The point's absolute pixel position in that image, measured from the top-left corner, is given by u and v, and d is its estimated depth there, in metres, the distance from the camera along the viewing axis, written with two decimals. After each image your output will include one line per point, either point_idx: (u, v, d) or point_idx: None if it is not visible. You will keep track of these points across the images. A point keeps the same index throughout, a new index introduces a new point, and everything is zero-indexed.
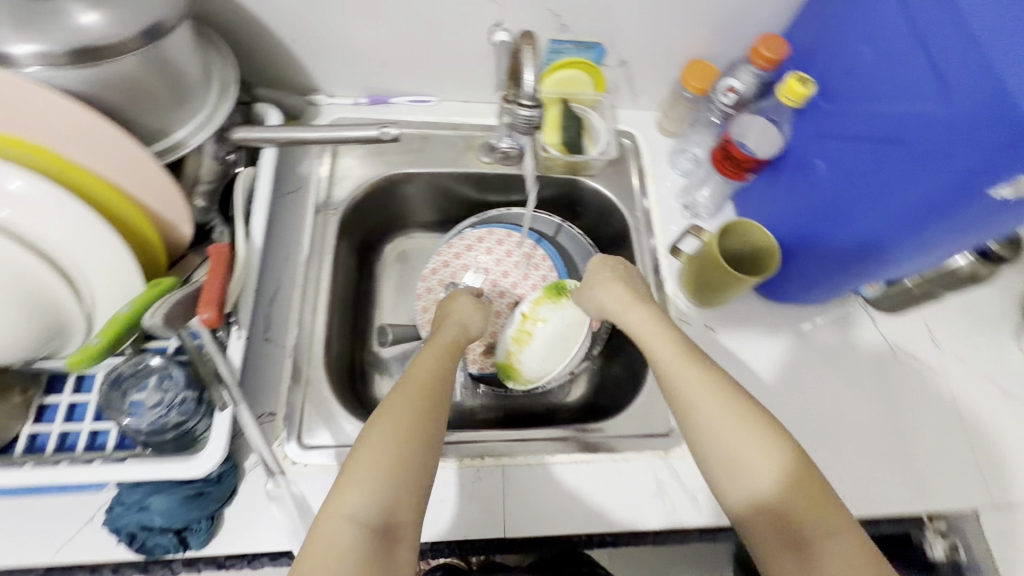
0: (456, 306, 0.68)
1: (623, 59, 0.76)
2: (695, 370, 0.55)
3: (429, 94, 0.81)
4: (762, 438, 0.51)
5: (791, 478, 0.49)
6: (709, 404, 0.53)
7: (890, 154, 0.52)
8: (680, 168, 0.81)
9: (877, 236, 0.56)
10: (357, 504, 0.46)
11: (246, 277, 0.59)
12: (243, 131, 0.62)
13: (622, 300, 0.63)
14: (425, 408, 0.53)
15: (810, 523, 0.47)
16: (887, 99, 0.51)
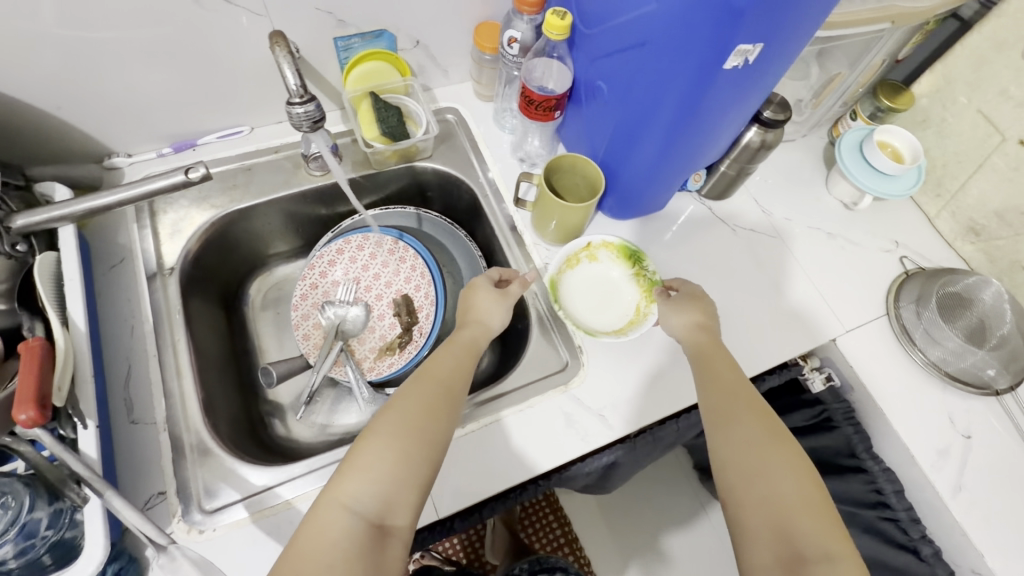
0: (478, 291, 0.67)
1: (416, 39, 0.77)
2: (722, 363, 0.61)
3: (238, 125, 0.78)
4: (769, 435, 0.54)
5: (788, 473, 0.51)
6: (728, 390, 0.58)
7: (641, 58, 0.58)
8: (507, 126, 0.84)
9: (691, 141, 0.63)
10: (357, 491, 0.48)
11: (78, 365, 0.54)
12: (24, 217, 0.57)
13: (693, 305, 0.67)
14: (441, 409, 0.55)
15: (794, 509, 0.49)
16: (621, 12, 0.57)
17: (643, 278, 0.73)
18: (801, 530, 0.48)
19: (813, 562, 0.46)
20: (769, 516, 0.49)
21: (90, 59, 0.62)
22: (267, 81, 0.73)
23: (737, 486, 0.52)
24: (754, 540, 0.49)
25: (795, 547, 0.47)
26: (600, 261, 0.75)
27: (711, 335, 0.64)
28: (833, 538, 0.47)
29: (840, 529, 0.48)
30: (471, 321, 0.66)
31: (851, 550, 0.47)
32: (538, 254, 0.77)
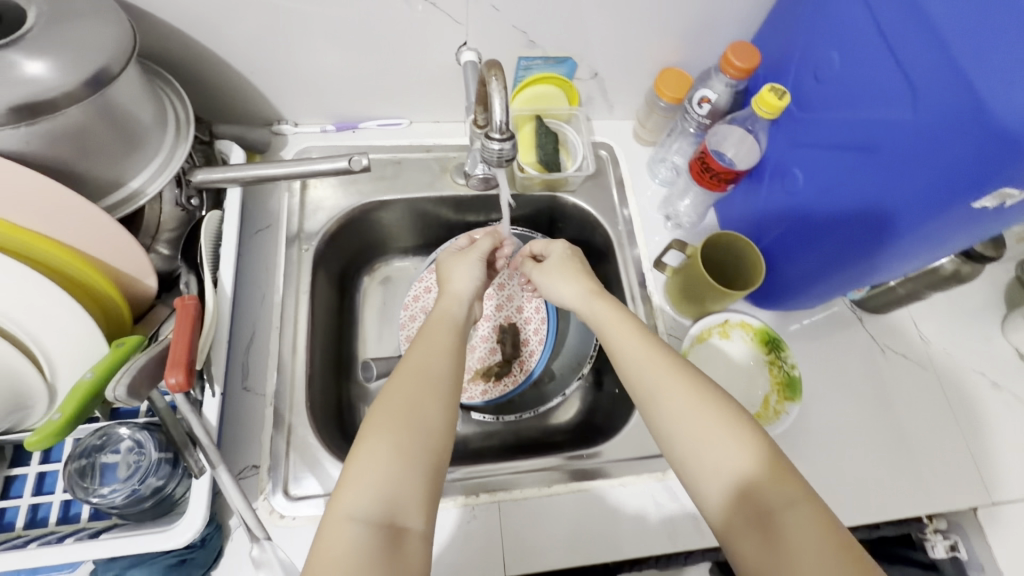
0: (446, 263, 0.65)
1: (596, 71, 0.74)
2: (636, 341, 0.53)
3: (399, 117, 0.79)
4: (700, 396, 0.48)
5: (730, 429, 0.46)
6: (643, 361, 0.52)
7: (864, 161, 0.52)
8: (660, 177, 0.79)
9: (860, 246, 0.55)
10: (358, 498, 0.42)
11: (218, 328, 0.56)
12: (204, 172, 0.59)
13: (562, 267, 0.64)
14: (423, 394, 0.48)
15: (744, 463, 0.44)
16: (861, 107, 0.52)
17: (779, 368, 0.67)
18: (759, 493, 0.43)
19: (789, 528, 0.41)
20: (733, 483, 0.44)
21: (294, 33, 0.63)
22: (441, 83, 0.73)
23: (698, 477, 0.46)
24: (733, 522, 0.43)
25: (768, 517, 0.42)
26: (733, 342, 0.70)
27: (591, 290, 0.60)
28: (787, 491, 0.43)
29: (788, 470, 0.44)
30: (450, 297, 0.60)
31: (820, 508, 0.42)
32: (664, 321, 0.71)
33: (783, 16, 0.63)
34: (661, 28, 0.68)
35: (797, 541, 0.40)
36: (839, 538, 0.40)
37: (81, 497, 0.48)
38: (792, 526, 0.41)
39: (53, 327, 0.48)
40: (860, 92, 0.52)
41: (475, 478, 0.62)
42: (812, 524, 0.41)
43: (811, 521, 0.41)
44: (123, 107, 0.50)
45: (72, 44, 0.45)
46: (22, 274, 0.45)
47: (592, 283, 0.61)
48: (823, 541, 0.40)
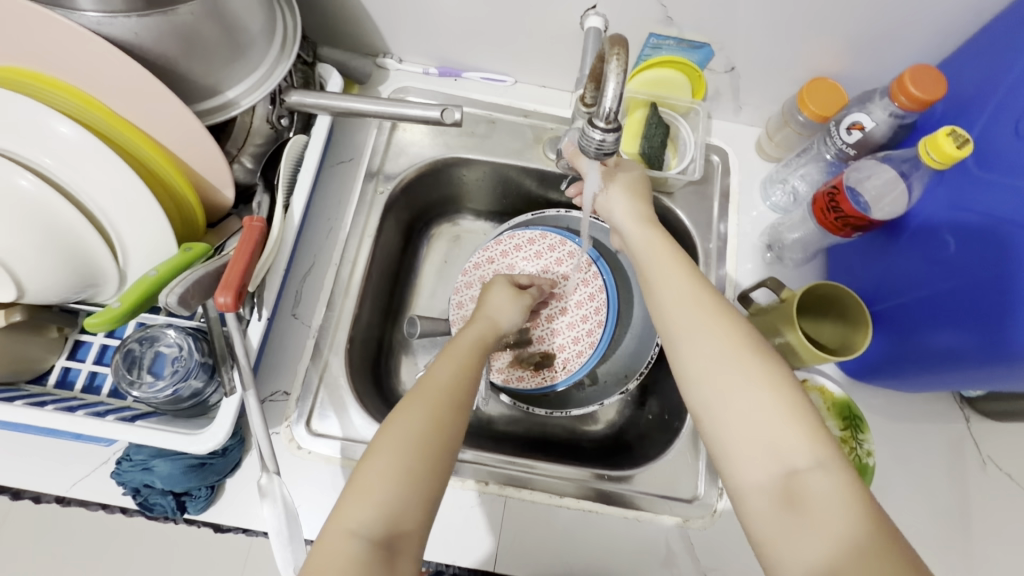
0: (491, 287, 0.64)
1: (733, 65, 0.65)
2: (686, 280, 0.49)
3: (505, 74, 0.74)
4: (740, 344, 0.44)
5: (769, 377, 0.42)
6: (692, 297, 0.48)
7: None
8: (772, 201, 0.70)
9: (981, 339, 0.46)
10: (363, 515, 0.40)
11: (278, 255, 0.56)
12: (299, 95, 0.59)
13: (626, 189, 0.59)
14: (442, 415, 0.45)
15: (783, 416, 0.41)
16: None
17: (851, 452, 0.58)
18: (787, 448, 0.40)
19: (815, 487, 0.38)
20: (764, 443, 0.40)
21: None
22: (558, 45, 0.67)
23: (727, 425, 0.42)
24: (753, 476, 0.40)
25: (793, 475, 0.39)
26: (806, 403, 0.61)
27: (653, 225, 0.56)
28: (817, 451, 0.39)
29: (823, 430, 0.40)
30: (481, 321, 0.58)
31: (850, 474, 0.38)
32: None
33: (993, 43, 0.50)
34: (826, 30, 0.57)
35: (819, 507, 0.37)
36: (865, 506, 0.37)
37: (122, 387, 0.50)
38: (819, 487, 0.38)
39: (133, 220, 0.49)
40: None
41: (488, 466, 0.60)
42: (837, 488, 0.37)
43: (840, 486, 0.38)
44: (234, 15, 0.49)
45: None
46: (110, 164, 0.47)
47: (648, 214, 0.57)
48: (850, 504, 0.37)
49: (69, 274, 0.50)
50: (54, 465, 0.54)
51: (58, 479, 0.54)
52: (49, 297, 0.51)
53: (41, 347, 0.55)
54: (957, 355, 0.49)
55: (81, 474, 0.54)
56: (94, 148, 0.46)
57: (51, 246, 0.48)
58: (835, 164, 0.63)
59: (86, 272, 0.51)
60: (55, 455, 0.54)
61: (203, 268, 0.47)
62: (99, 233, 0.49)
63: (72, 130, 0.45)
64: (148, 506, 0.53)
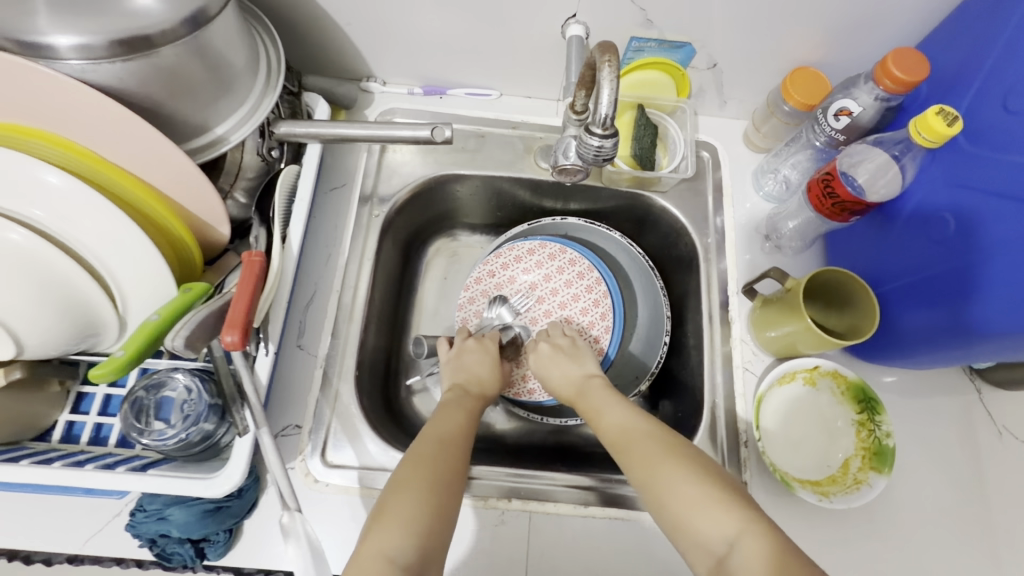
0: (465, 353, 0.65)
1: (715, 62, 0.65)
2: (614, 408, 0.56)
3: (489, 88, 0.74)
4: (656, 448, 0.51)
5: (686, 471, 0.48)
6: (617, 422, 0.55)
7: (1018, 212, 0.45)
8: (765, 191, 0.71)
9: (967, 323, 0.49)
10: (400, 544, 0.44)
11: (280, 287, 0.55)
12: (287, 125, 0.58)
13: (554, 358, 0.64)
14: (453, 457, 0.51)
15: (700, 503, 0.46)
16: None
17: (869, 434, 0.58)
18: (711, 532, 0.45)
19: (737, 562, 0.43)
20: (697, 537, 0.45)
21: None
22: (541, 56, 0.68)
23: (666, 520, 0.47)
24: (698, 566, 0.45)
25: (722, 560, 0.44)
26: (816, 387, 0.61)
27: (586, 377, 0.62)
28: (735, 527, 0.44)
29: (736, 505, 0.45)
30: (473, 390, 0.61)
31: (764, 536, 0.43)
32: (740, 353, 0.65)
33: (973, 22, 0.51)
34: (804, 22, 0.58)
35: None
36: (787, 567, 0.41)
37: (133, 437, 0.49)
38: (740, 560, 0.43)
39: (131, 267, 0.48)
40: None
41: (509, 482, 0.59)
42: (759, 554, 0.42)
43: (755, 556, 0.42)
44: (219, 51, 0.49)
45: None
46: (102, 211, 0.46)
47: (579, 371, 0.63)
48: (769, 567, 0.41)
49: (67, 326, 0.48)
50: (64, 523, 0.53)
51: (70, 537, 0.52)
52: (49, 351, 0.49)
53: (44, 403, 0.54)
54: (954, 333, 0.50)
55: (94, 529, 0.53)
56: (84, 195, 0.45)
57: (47, 299, 0.46)
58: (824, 151, 0.64)
59: (86, 323, 0.49)
60: (64, 513, 0.53)
61: (206, 307, 0.45)
62: (96, 282, 0.48)
63: (59, 179, 0.44)
64: (167, 555, 0.51)
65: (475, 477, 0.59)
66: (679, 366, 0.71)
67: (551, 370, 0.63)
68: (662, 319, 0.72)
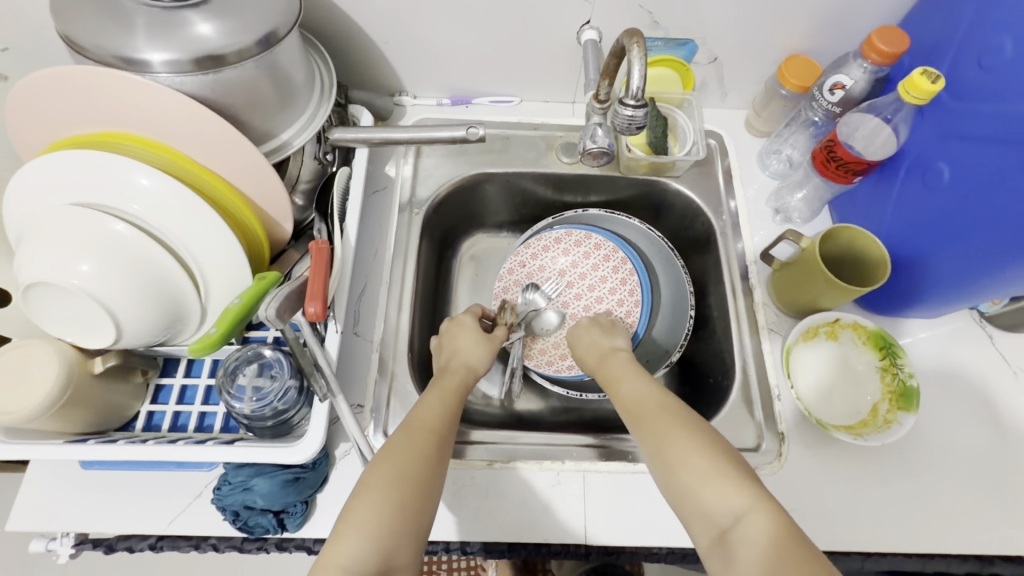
0: (448, 333, 0.67)
1: (716, 55, 0.73)
2: (635, 382, 0.58)
3: (510, 94, 0.81)
4: (671, 422, 0.52)
5: (698, 446, 0.49)
6: (637, 394, 0.57)
7: (1005, 155, 0.50)
8: (771, 169, 0.77)
9: (969, 264, 0.56)
10: (354, 551, 0.44)
11: (342, 276, 0.61)
12: (340, 131, 0.65)
13: (586, 328, 0.69)
14: (425, 451, 0.51)
15: (708, 478, 0.47)
16: (1013, 98, 0.49)
17: (892, 377, 0.62)
18: (715, 507, 0.46)
19: (740, 537, 0.44)
20: (701, 510, 0.47)
21: (431, 10, 0.67)
22: (559, 61, 0.75)
23: (674, 492, 0.49)
24: (700, 538, 0.47)
25: (725, 532, 0.45)
26: (840, 340, 0.66)
27: (613, 347, 0.66)
28: (741, 504, 0.45)
29: (746, 483, 0.46)
30: (454, 364, 0.63)
31: (771, 514, 0.44)
32: (765, 316, 0.70)
33: None
34: (795, 13, 0.66)
35: (748, 554, 0.43)
36: (790, 545, 0.42)
37: (225, 403, 0.53)
38: (743, 534, 0.44)
39: (214, 257, 0.54)
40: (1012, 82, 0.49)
41: (560, 445, 0.64)
42: (761, 532, 0.43)
43: (758, 531, 0.43)
44: (285, 66, 0.56)
45: (249, 9, 0.51)
46: (191, 206, 0.51)
47: (606, 344, 0.66)
48: (772, 545, 0.42)
49: (158, 314, 0.53)
50: (150, 505, 0.56)
51: (156, 518, 0.56)
52: (138, 340, 0.54)
53: (128, 393, 0.58)
54: (963, 272, 0.56)
55: (178, 509, 0.56)
56: (176, 192, 0.51)
57: (143, 288, 0.51)
58: (822, 127, 0.71)
59: (173, 312, 0.54)
60: (149, 496, 0.56)
61: (287, 285, 0.51)
62: (184, 270, 0.53)
63: (153, 179, 0.50)
64: (248, 528, 0.55)
65: (531, 443, 0.64)
66: (706, 337, 0.76)
67: (584, 339, 0.68)
68: (685, 295, 0.77)
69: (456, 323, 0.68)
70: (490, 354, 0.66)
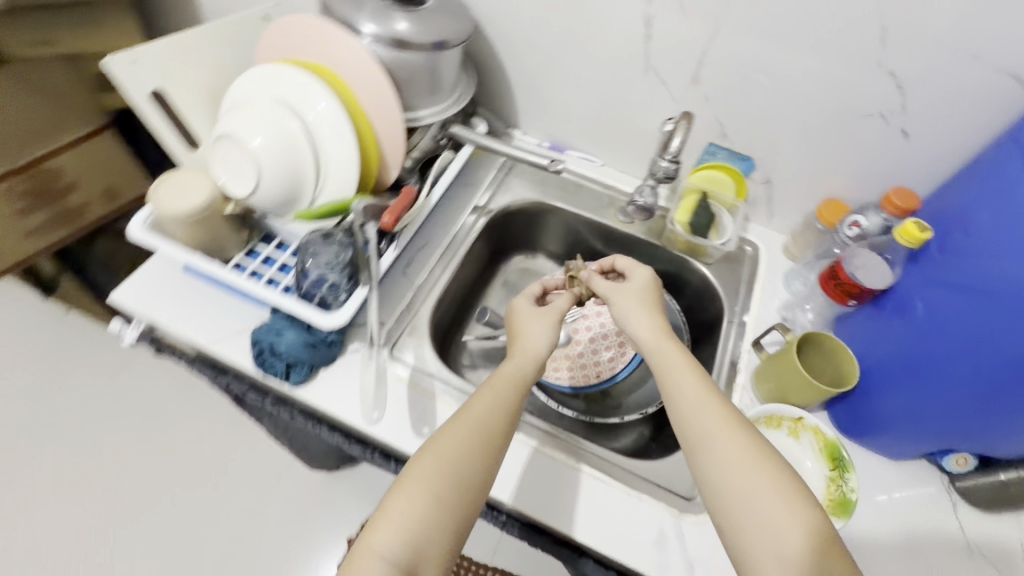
0: (521, 314, 0.71)
1: (769, 177, 0.87)
2: (714, 415, 0.57)
3: (596, 156, 0.99)
4: (774, 495, 0.51)
5: (803, 528, 0.49)
6: (716, 428, 0.56)
7: (982, 307, 0.56)
8: (792, 287, 0.86)
9: (942, 396, 0.61)
10: (389, 543, 0.51)
11: (415, 219, 0.79)
12: (459, 128, 0.86)
13: (638, 295, 0.69)
14: (473, 447, 0.56)
15: (791, 524, 0.49)
16: (989, 257, 0.56)
17: (836, 487, 0.66)
18: None
19: None
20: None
21: (557, 71, 0.88)
22: (640, 142, 0.92)
23: (753, 554, 0.50)
24: None
25: None
26: (799, 440, 0.70)
27: (664, 329, 0.65)
28: None
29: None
30: (523, 350, 0.66)
31: None
32: (739, 396, 0.76)
33: (959, 177, 0.67)
34: (836, 162, 0.79)
35: None
36: None
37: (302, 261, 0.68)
38: None
39: (337, 168, 0.72)
40: (997, 246, 0.55)
41: (522, 422, 0.73)
42: None
43: None
44: (443, 69, 0.77)
45: (436, 23, 0.73)
46: (340, 128, 0.71)
47: (662, 324, 0.66)
48: None
49: (283, 192, 0.72)
50: (206, 321, 0.72)
51: (205, 332, 0.72)
52: (261, 204, 0.73)
53: (233, 242, 0.75)
54: (934, 403, 0.62)
55: (221, 333, 0.72)
56: (336, 115, 0.70)
57: (285, 168, 0.71)
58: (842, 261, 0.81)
59: (292, 194, 0.73)
60: (209, 316, 0.73)
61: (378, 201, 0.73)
62: (314, 170, 0.72)
63: (327, 102, 0.70)
64: (269, 369, 0.69)
65: None
66: None
67: (636, 284, 0.70)
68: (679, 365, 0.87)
69: (540, 315, 0.69)
70: (556, 339, 0.69)
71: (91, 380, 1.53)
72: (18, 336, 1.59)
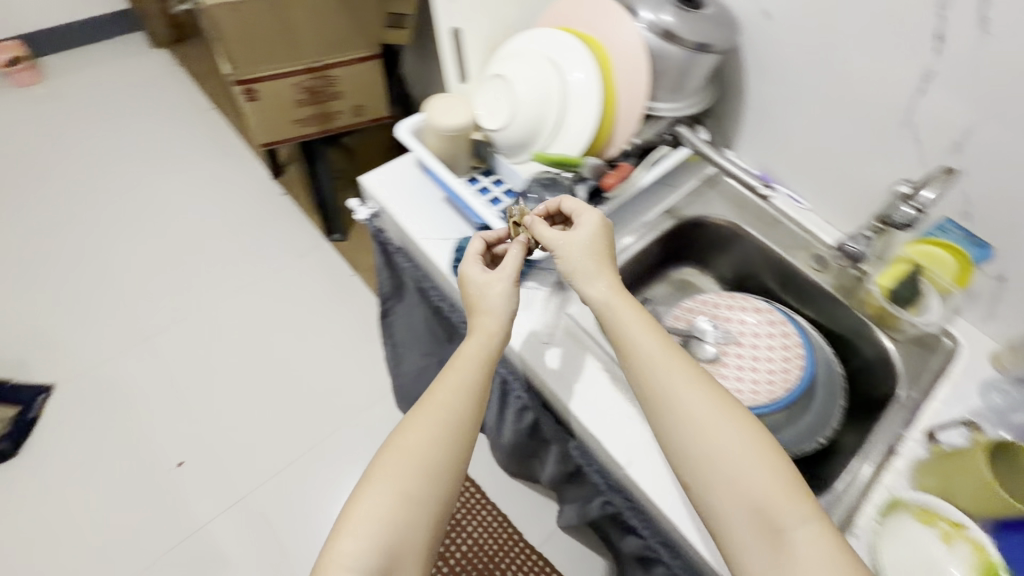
0: (468, 275, 0.72)
1: (1004, 274, 0.78)
2: (686, 369, 0.61)
3: (805, 199, 0.97)
4: (784, 521, 0.53)
5: (752, 477, 0.55)
6: (680, 396, 0.60)
7: None
8: (990, 399, 0.77)
9: None
10: (353, 551, 0.56)
11: (619, 195, 0.84)
12: (684, 130, 0.90)
13: (588, 250, 0.69)
14: (428, 455, 0.60)
15: (803, 546, 0.52)
16: None
17: None
18: None
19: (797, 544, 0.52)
20: None
21: (799, 104, 0.89)
22: (861, 196, 0.89)
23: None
24: None
25: None
26: (951, 549, 0.61)
27: (616, 279, 0.68)
28: None
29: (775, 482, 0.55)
30: (480, 308, 0.70)
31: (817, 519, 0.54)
32: (888, 479, 0.71)
33: None
34: None
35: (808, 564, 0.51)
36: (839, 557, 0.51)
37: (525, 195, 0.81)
38: None
39: (572, 130, 0.81)
40: None
41: None
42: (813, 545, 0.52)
43: None
44: (696, 71, 0.82)
45: (709, 27, 0.79)
46: (590, 96, 0.79)
47: (614, 278, 0.68)
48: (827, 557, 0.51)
49: (520, 135, 0.82)
50: (425, 220, 0.87)
51: (422, 228, 0.86)
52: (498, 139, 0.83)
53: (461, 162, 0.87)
54: None
55: (433, 233, 0.85)
56: (591, 84, 0.79)
57: (532, 115, 0.80)
58: None
59: (525, 140, 0.83)
60: (428, 217, 0.87)
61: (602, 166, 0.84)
62: (553, 125, 0.81)
63: (589, 71, 0.79)
64: (457, 271, 0.80)
65: None
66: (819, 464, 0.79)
67: (581, 235, 0.70)
68: (823, 431, 0.83)
69: (490, 275, 0.71)
70: (514, 302, 0.71)
71: (290, 255, 1.88)
72: (254, 204, 2.01)
